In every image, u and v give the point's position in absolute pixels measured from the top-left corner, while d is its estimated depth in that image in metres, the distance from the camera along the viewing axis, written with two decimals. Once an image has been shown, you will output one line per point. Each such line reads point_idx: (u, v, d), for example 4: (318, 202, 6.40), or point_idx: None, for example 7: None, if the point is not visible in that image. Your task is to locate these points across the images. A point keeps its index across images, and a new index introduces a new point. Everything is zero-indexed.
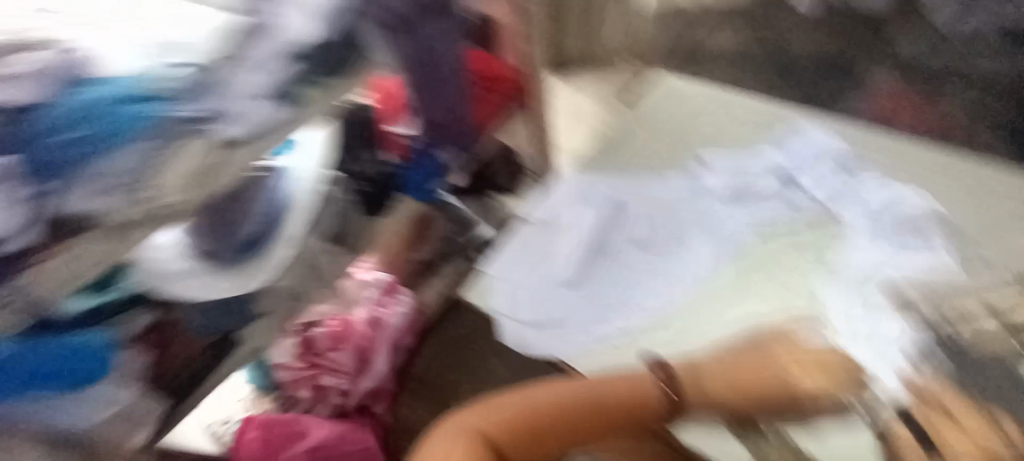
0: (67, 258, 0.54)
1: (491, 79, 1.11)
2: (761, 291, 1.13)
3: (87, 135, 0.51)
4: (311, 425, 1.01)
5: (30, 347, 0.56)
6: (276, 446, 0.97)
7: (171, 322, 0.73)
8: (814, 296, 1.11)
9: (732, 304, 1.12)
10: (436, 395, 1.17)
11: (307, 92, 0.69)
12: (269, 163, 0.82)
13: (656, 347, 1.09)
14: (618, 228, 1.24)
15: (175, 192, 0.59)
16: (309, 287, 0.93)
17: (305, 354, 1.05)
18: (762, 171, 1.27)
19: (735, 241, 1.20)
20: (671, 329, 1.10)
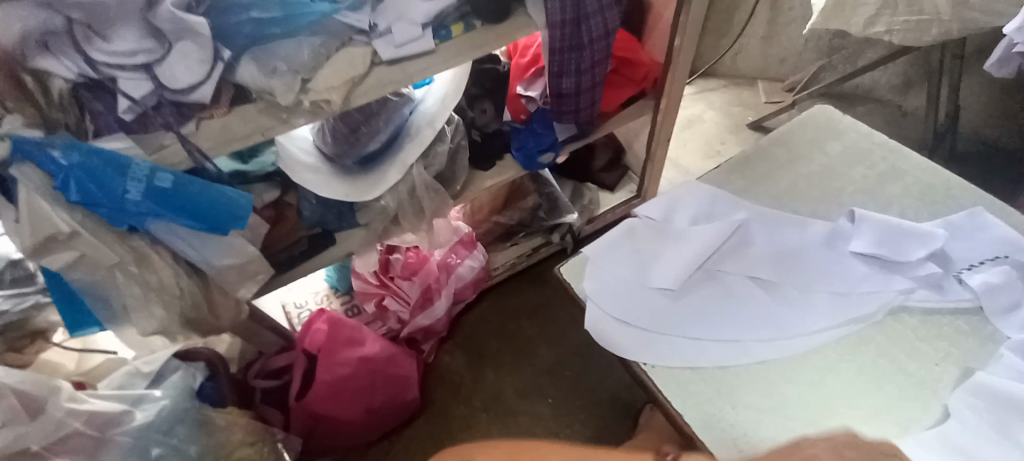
0: (225, 122, 0.77)
1: (627, 64, 1.12)
2: (861, 393, 0.55)
3: (270, 15, 0.71)
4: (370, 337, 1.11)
5: (185, 186, 0.71)
6: (342, 337, 1.09)
7: (287, 205, 0.96)
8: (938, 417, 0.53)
9: (831, 400, 0.55)
10: (470, 350, 1.32)
11: (455, 24, 0.86)
12: (404, 93, 0.99)
13: (726, 410, 0.55)
14: (736, 254, 0.64)
15: (328, 90, 0.77)
16: (406, 214, 1.04)
17: (380, 274, 1.20)
18: (929, 229, 0.62)
19: (869, 309, 0.59)
20: (729, 396, 0.56)
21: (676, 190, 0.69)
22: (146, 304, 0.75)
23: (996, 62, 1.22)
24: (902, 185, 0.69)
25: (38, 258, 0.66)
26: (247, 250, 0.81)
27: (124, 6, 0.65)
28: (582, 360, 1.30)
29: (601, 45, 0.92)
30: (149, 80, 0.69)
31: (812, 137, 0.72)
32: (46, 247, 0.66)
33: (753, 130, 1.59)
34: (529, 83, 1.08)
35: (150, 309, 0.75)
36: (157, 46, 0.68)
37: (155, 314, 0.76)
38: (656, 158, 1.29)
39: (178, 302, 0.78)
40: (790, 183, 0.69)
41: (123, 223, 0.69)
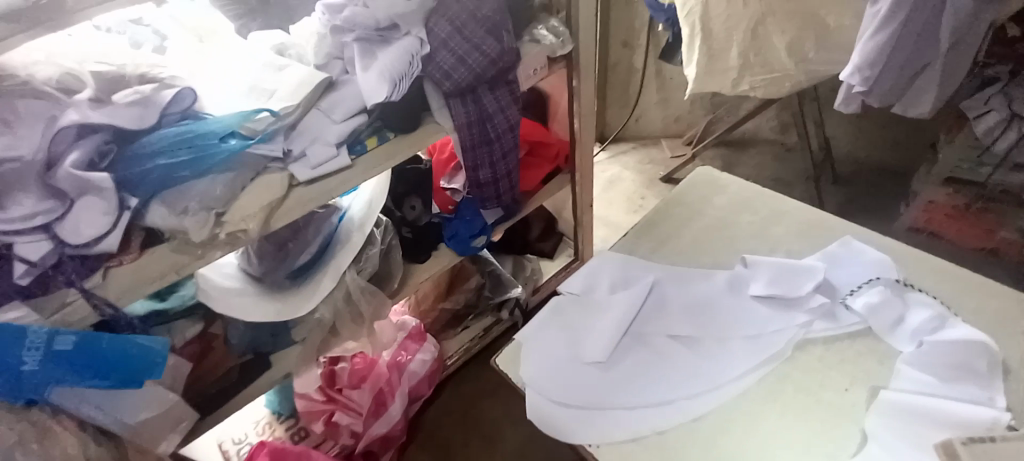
0: (138, 266, 0.76)
1: (539, 145, 1.24)
2: (801, 435, 0.58)
3: (179, 160, 0.72)
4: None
5: (90, 342, 0.66)
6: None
7: (213, 336, 0.92)
8: (861, 439, 0.57)
9: (769, 440, 0.58)
10: (435, 451, 1.25)
11: (370, 138, 0.92)
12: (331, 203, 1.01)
13: None
14: (654, 314, 0.68)
15: (245, 219, 0.79)
16: (345, 322, 1.03)
17: (326, 387, 1.14)
18: (809, 266, 0.69)
19: (778, 346, 0.64)
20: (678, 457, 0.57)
21: (591, 263, 0.73)
22: None
23: (841, 108, 1.23)
24: (780, 223, 0.77)
25: None
26: (167, 397, 0.76)
27: (23, 172, 0.65)
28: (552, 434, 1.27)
29: (508, 138, 1.01)
30: (49, 240, 0.67)
31: (698, 197, 0.81)
32: None
33: (666, 183, 1.76)
34: (451, 177, 1.17)
35: None
36: (58, 204, 0.67)
37: None
38: (584, 223, 1.37)
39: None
40: (690, 241, 0.76)
41: (21, 397, 0.63)
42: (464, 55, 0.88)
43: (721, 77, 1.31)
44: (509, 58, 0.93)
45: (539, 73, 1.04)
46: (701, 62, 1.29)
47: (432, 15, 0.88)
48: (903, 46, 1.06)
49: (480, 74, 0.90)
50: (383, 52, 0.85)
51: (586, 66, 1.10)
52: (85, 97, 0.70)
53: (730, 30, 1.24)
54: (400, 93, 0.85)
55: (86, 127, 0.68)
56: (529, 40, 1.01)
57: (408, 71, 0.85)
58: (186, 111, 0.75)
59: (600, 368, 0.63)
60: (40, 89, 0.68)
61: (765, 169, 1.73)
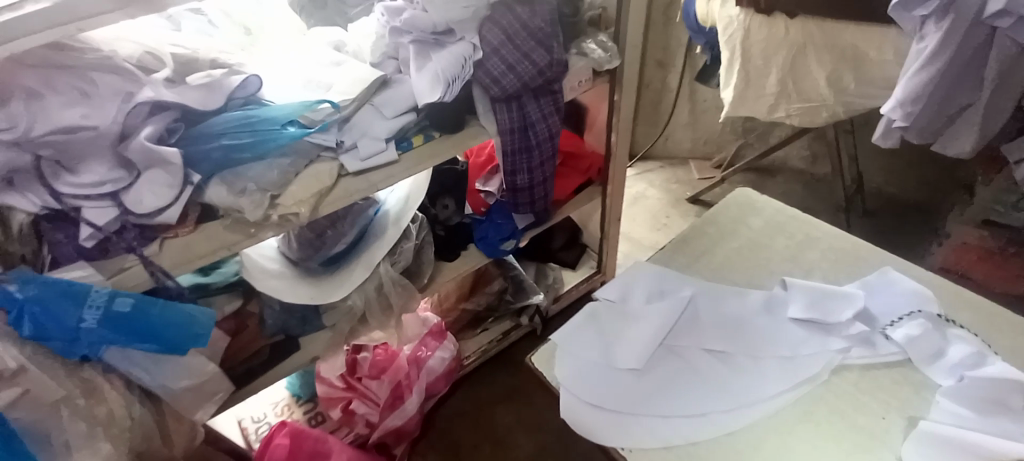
0: (191, 240, 0.79)
1: (572, 155, 1.25)
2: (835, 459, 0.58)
3: (242, 142, 0.76)
4: (335, 449, 1.06)
5: (145, 308, 0.68)
6: (305, 451, 1.04)
7: (249, 314, 0.95)
8: None
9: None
10: (446, 450, 1.26)
11: (416, 136, 0.95)
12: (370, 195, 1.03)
13: None
14: (691, 328, 0.68)
15: (296, 204, 0.82)
16: (374, 313, 1.05)
17: (347, 375, 1.16)
18: (848, 293, 0.69)
19: (813, 369, 0.64)
20: None
21: (628, 272, 0.74)
22: (92, 441, 0.67)
23: (878, 143, 1.23)
24: (818, 250, 0.78)
25: None
26: (207, 369, 0.78)
27: (98, 141, 0.69)
28: (566, 441, 1.27)
29: (547, 146, 1.03)
30: (115, 207, 0.71)
31: (735, 215, 0.81)
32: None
33: (692, 203, 1.77)
34: (486, 180, 1.18)
35: (96, 447, 0.67)
36: (126, 174, 0.71)
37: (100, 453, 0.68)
38: (610, 236, 1.38)
39: (128, 437, 0.71)
40: (726, 260, 0.77)
41: (75, 354, 0.66)
42: (514, 63, 0.91)
43: (757, 103, 1.32)
44: (556, 69, 0.96)
45: (582, 86, 1.06)
46: (737, 88, 1.30)
47: (485, 22, 0.91)
48: (946, 82, 1.06)
49: (528, 81, 0.93)
50: (437, 54, 0.89)
51: (628, 82, 1.12)
52: (161, 76, 0.74)
53: (770, 56, 1.25)
54: (451, 94, 0.88)
55: (158, 104, 0.72)
56: (576, 52, 1.03)
57: (460, 74, 0.88)
58: (250, 97, 0.79)
59: (635, 376, 0.64)
60: (120, 65, 0.71)
61: (794, 197, 1.73)
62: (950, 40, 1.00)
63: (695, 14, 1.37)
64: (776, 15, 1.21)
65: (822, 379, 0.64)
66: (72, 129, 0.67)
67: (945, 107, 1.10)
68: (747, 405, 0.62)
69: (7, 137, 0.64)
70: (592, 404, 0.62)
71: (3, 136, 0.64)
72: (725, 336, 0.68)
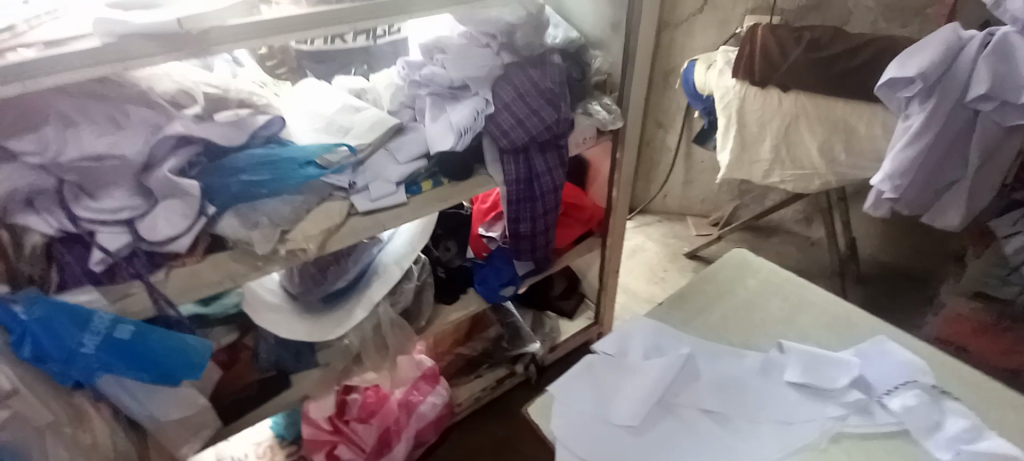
0: (197, 269, 0.80)
1: (574, 208, 1.28)
2: None
3: (261, 178, 0.80)
4: None
5: (146, 336, 0.68)
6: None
7: (243, 346, 0.95)
8: None
9: None
10: None
11: (426, 181, 0.99)
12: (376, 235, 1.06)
13: None
14: (688, 386, 0.68)
15: (305, 240, 0.84)
16: (369, 353, 1.04)
17: (334, 417, 1.11)
18: (843, 360, 0.70)
19: (810, 436, 0.64)
20: None
21: (626, 325, 0.75)
22: None
23: (869, 211, 1.28)
24: (812, 314, 0.79)
25: None
26: (197, 401, 0.77)
27: (121, 169, 0.72)
28: None
29: (551, 198, 1.06)
30: (128, 233, 0.73)
31: (732, 275, 0.83)
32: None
33: (689, 259, 1.80)
34: (489, 225, 1.17)
35: None
36: (144, 202, 0.73)
37: None
38: (608, 288, 1.40)
39: None
40: (723, 319, 0.78)
41: (68, 378, 0.65)
42: (523, 119, 0.96)
43: (752, 167, 1.38)
44: (563, 127, 1.01)
45: (587, 143, 1.12)
46: (733, 152, 1.36)
47: (499, 81, 0.98)
48: (932, 158, 1.11)
49: (536, 136, 0.98)
50: (453, 108, 0.95)
51: (630, 141, 1.17)
52: (191, 112, 0.77)
53: (764, 126, 1.33)
54: (463, 144, 0.93)
55: (185, 138, 0.75)
56: (581, 112, 1.10)
57: (472, 125, 0.93)
58: (272, 136, 0.83)
59: (632, 434, 0.63)
60: (154, 100, 0.76)
61: (789, 258, 1.76)
62: (933, 121, 1.06)
63: (694, 83, 1.47)
64: (771, 89, 1.30)
65: (820, 448, 0.64)
66: (100, 156, 0.70)
67: (932, 181, 1.15)
68: None
69: (35, 160, 0.67)
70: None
71: (32, 159, 0.67)
72: (722, 396, 0.67)
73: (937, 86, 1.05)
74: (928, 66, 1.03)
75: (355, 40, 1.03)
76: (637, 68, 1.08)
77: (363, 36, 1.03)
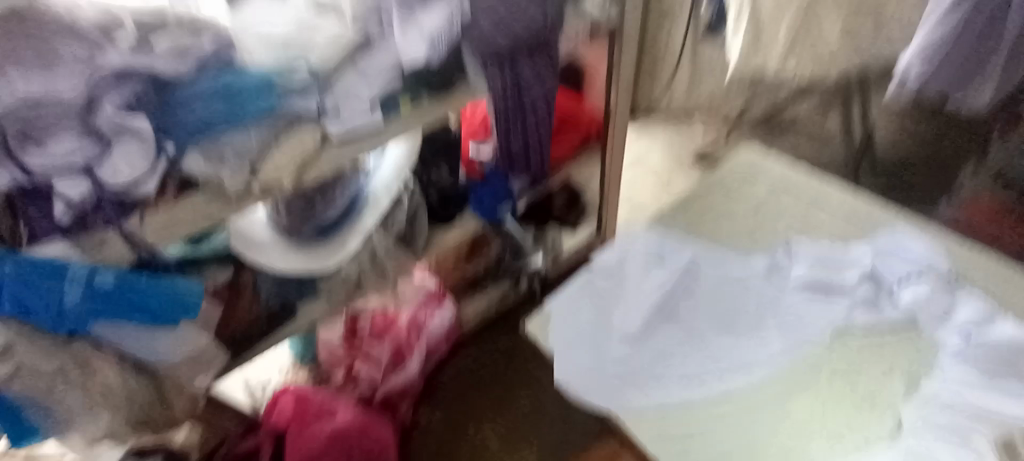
0: (173, 214, 0.76)
1: (569, 116, 1.19)
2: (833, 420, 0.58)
3: (216, 110, 0.72)
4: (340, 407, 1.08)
5: (130, 282, 0.67)
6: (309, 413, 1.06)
7: (243, 284, 0.94)
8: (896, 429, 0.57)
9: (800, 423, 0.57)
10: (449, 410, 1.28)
11: (404, 97, 0.89)
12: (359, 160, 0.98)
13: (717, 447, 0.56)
14: (691, 292, 0.67)
15: (281, 172, 0.80)
16: (369, 280, 1.06)
17: (348, 338, 1.17)
18: (847, 255, 0.68)
19: (815, 333, 0.63)
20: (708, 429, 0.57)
21: (628, 236, 0.71)
22: None
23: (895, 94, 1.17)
24: (826, 211, 0.74)
25: None
26: (202, 339, 0.78)
27: (63, 110, 0.65)
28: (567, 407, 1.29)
29: (543, 108, 0.98)
30: (88, 180, 0.67)
31: (740, 176, 0.77)
32: None
33: (697, 162, 1.72)
34: (480, 140, 1.14)
35: None
36: (97, 145, 0.67)
37: None
38: (610, 200, 1.35)
39: None
40: (729, 224, 0.73)
41: (62, 328, 0.65)
42: (505, 18, 0.85)
43: (766, 53, 1.25)
44: (550, 25, 0.90)
45: (579, 40, 0.99)
46: (746, 40, 1.23)
47: None
48: (974, 27, 0.98)
49: (520, 37, 0.87)
50: (425, 10, 0.83)
51: (629, 33, 1.04)
52: (124, 38, 0.67)
53: (782, 4, 1.17)
54: (437, 52, 0.84)
55: (125, 70, 0.67)
56: (571, 5, 0.97)
57: (446, 31, 0.83)
58: (221, 59, 0.73)
59: (632, 342, 0.63)
60: (78, 25, 0.65)
61: (802, 154, 1.68)
62: None
63: None
64: None
65: (824, 342, 0.63)
66: (34, 98, 0.63)
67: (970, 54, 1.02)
68: (746, 370, 0.61)
69: None
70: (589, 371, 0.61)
71: None
72: (725, 300, 0.66)
73: None
74: None
75: None
76: None
77: None
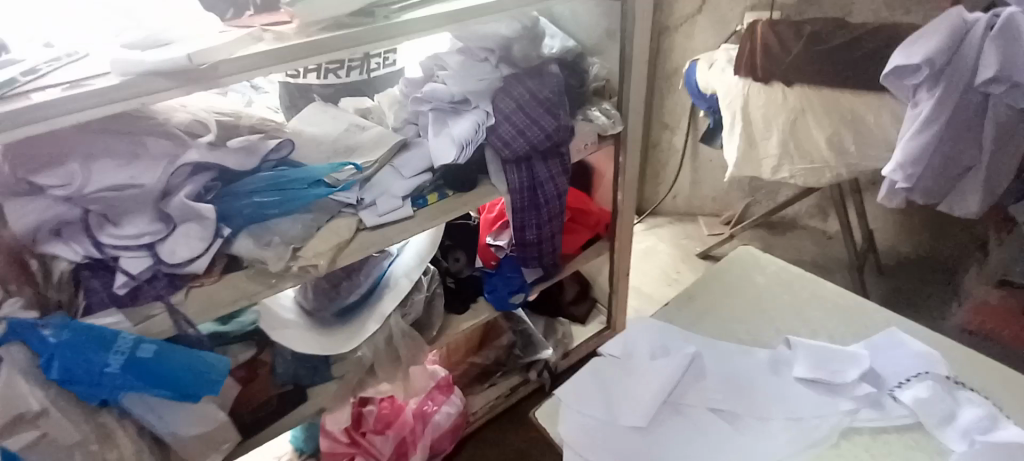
0: (213, 289, 0.83)
1: (580, 214, 1.29)
2: None
3: (270, 200, 0.83)
4: None
5: (166, 354, 0.72)
6: None
7: (262, 363, 0.97)
8: None
9: None
10: None
11: (431, 193, 1.01)
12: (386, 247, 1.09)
13: None
14: (696, 383, 0.68)
15: (315, 256, 0.86)
16: (383, 365, 1.05)
17: (351, 429, 1.14)
18: (854, 353, 0.69)
19: (822, 432, 0.63)
20: None
21: (631, 326, 0.75)
22: None
23: (884, 202, 1.26)
24: (822, 310, 0.78)
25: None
26: (218, 416, 0.80)
27: (141, 196, 0.75)
28: None
29: (555, 204, 1.08)
30: (149, 257, 0.76)
31: (738, 274, 0.83)
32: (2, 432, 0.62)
33: (702, 259, 1.78)
34: (497, 234, 1.22)
35: None
36: (163, 227, 0.77)
37: None
38: (619, 292, 1.39)
39: None
40: (732, 317, 0.77)
41: (96, 398, 0.68)
42: (524, 128, 0.98)
43: (760, 163, 1.37)
44: (563, 133, 1.02)
45: (588, 148, 1.13)
46: (741, 148, 1.36)
47: (499, 92, 1.00)
48: (944, 146, 1.09)
49: (536, 144, 1.00)
50: (455, 122, 0.97)
51: (632, 145, 1.19)
52: (206, 140, 0.80)
53: (770, 120, 1.32)
54: (465, 155, 0.94)
55: (200, 166, 0.79)
56: (582, 118, 1.11)
57: (474, 137, 0.95)
58: (282, 158, 0.86)
59: (639, 434, 0.63)
60: (171, 131, 0.79)
61: (805, 254, 1.73)
62: (941, 110, 1.05)
63: (697, 82, 1.47)
64: (775, 83, 1.29)
65: (831, 443, 0.62)
66: (121, 186, 0.73)
67: (944, 169, 1.13)
68: None
69: (62, 193, 0.71)
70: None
71: (59, 192, 0.71)
72: (729, 395, 0.67)
73: (943, 73, 1.04)
74: (933, 51, 1.02)
75: (349, 74, 1.00)
76: (636, 72, 1.10)
77: (356, 70, 1.01)
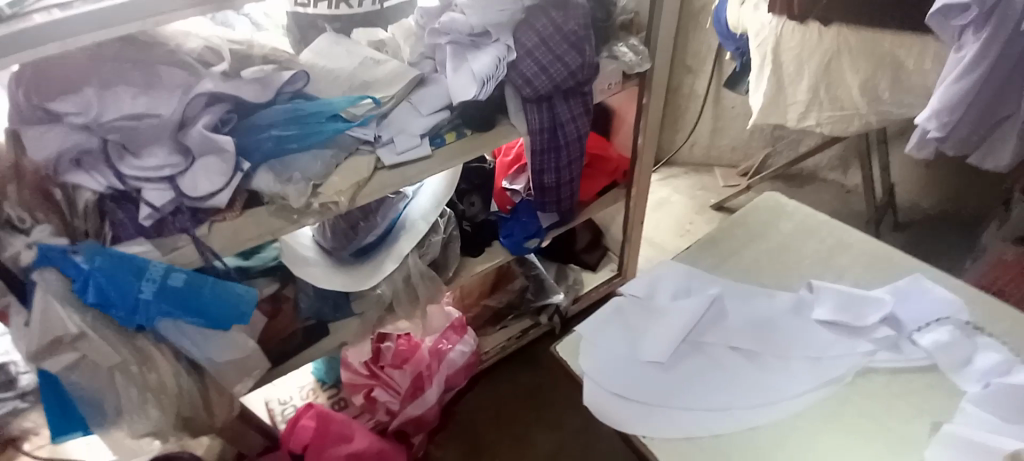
0: (238, 224, 0.84)
1: (597, 159, 1.26)
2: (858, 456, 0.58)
3: (290, 134, 0.82)
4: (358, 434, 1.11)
5: (196, 284, 0.73)
6: (331, 432, 1.09)
7: (285, 298, 1.00)
8: None
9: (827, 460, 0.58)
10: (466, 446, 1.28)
11: (449, 133, 0.98)
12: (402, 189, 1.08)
13: None
14: (717, 323, 0.69)
15: (336, 193, 0.86)
16: (402, 303, 1.08)
17: (371, 364, 1.20)
18: (877, 298, 0.70)
19: (838, 371, 0.65)
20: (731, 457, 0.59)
21: (654, 269, 0.75)
22: (143, 405, 0.74)
23: (912, 152, 1.22)
24: (847, 256, 0.77)
25: (37, 361, 0.67)
26: (247, 345, 0.82)
27: (159, 128, 0.74)
28: (584, 447, 1.27)
29: (576, 147, 1.05)
30: (172, 189, 0.76)
31: (763, 219, 0.82)
32: (49, 350, 0.67)
33: (717, 210, 1.76)
34: (513, 177, 1.20)
35: (147, 410, 0.75)
36: (183, 160, 0.76)
37: (151, 417, 0.75)
38: (632, 238, 1.39)
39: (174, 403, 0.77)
40: (755, 261, 0.77)
41: (133, 323, 0.71)
42: (547, 64, 0.94)
43: (786, 110, 1.32)
44: (587, 71, 0.98)
45: (612, 88, 1.08)
46: (768, 94, 1.31)
47: (521, 25, 0.95)
48: (984, 94, 1.04)
49: (559, 82, 0.96)
50: (474, 56, 0.92)
51: (657, 86, 1.14)
52: (219, 70, 0.77)
53: (802, 63, 1.25)
54: (486, 92, 0.91)
55: (215, 96, 0.77)
56: (607, 55, 1.06)
57: (494, 74, 0.91)
58: (298, 92, 0.84)
59: (658, 369, 0.66)
60: (183, 59, 0.76)
61: (822, 207, 1.71)
62: (989, 53, 0.98)
63: (727, 20, 1.39)
64: (811, 23, 1.21)
65: (847, 382, 0.64)
66: (139, 115, 0.72)
67: (981, 118, 1.08)
68: (771, 402, 0.63)
69: (79, 121, 0.70)
70: (616, 395, 0.64)
71: (76, 120, 0.69)
72: (749, 335, 0.68)
73: (994, 12, 0.96)
74: None
75: (360, 3, 0.94)
76: (667, 6, 1.03)
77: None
